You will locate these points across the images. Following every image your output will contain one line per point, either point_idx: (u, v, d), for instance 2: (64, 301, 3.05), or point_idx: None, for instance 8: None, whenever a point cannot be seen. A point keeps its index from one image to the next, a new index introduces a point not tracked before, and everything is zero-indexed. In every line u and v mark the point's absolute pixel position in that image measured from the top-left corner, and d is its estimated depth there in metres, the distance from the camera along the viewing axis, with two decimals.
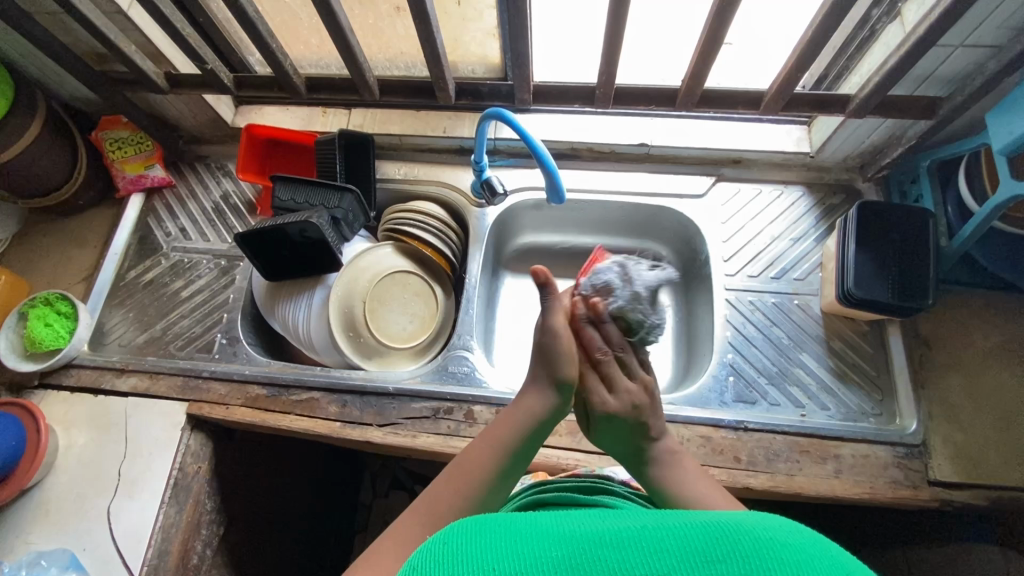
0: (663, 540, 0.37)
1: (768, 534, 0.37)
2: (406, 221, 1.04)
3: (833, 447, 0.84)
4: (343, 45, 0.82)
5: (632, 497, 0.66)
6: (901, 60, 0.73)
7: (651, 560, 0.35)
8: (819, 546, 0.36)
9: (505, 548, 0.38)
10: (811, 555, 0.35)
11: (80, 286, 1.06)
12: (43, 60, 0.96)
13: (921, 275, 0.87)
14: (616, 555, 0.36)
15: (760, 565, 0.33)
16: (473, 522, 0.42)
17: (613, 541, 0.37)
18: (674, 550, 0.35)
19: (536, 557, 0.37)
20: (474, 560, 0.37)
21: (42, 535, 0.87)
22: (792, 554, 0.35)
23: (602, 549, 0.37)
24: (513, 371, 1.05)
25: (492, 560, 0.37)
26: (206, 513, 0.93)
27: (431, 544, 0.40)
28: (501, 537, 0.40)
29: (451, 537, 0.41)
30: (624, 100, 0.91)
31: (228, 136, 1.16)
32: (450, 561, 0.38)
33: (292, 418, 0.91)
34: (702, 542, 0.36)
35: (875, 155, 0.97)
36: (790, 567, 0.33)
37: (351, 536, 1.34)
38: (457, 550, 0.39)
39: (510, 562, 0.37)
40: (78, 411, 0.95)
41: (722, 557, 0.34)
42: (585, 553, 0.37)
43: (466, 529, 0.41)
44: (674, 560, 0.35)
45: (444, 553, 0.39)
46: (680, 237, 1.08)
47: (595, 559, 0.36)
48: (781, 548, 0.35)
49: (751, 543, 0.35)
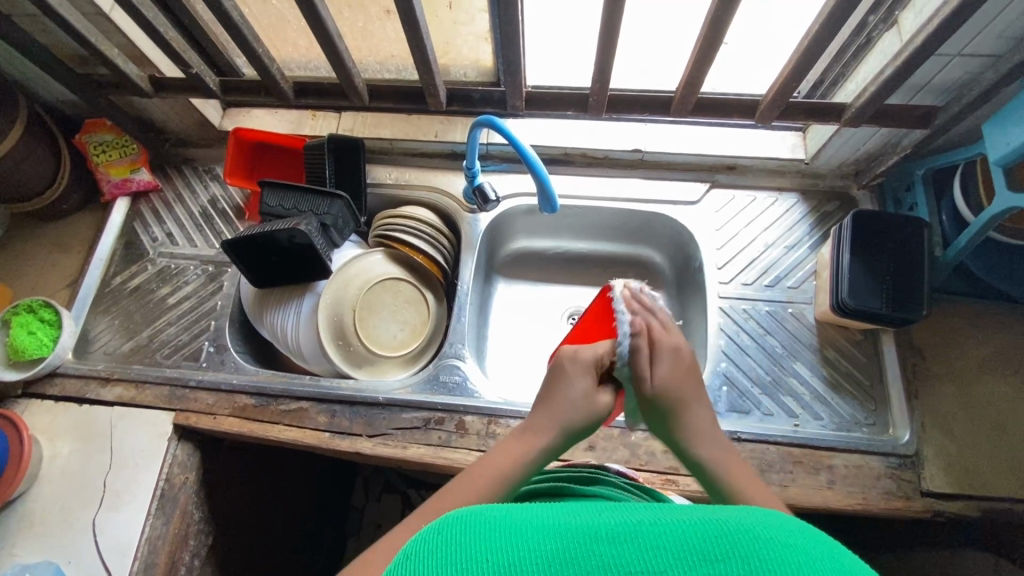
0: (659, 535, 0.33)
1: (771, 532, 0.34)
2: (396, 227, 1.02)
3: (826, 457, 0.84)
4: (331, 51, 0.81)
5: (627, 488, 0.63)
6: (899, 69, 0.72)
7: (647, 557, 0.32)
8: (823, 545, 0.34)
9: (498, 535, 0.35)
10: (815, 556, 0.32)
11: (63, 293, 1.04)
12: (24, 62, 0.94)
13: (913, 283, 0.87)
14: (613, 550, 0.33)
15: (764, 567, 0.31)
16: (465, 510, 0.38)
17: (609, 534, 0.34)
18: (672, 547, 0.32)
19: (529, 548, 0.34)
20: (466, 552, 0.34)
21: (26, 547, 0.85)
22: (797, 554, 0.32)
23: (597, 542, 0.34)
24: (505, 379, 1.05)
25: (485, 550, 0.34)
26: (193, 524, 0.92)
27: (422, 533, 0.37)
28: (495, 524, 0.36)
29: (441, 526, 0.37)
30: (618, 107, 0.90)
31: (216, 139, 1.14)
32: (440, 550, 0.34)
33: (281, 428, 0.90)
34: (700, 540, 0.33)
35: (869, 162, 0.97)
36: (795, 569, 0.31)
37: (343, 539, 1.34)
38: (448, 538, 0.35)
39: (503, 552, 0.33)
40: (63, 421, 0.93)
41: (722, 557, 0.31)
42: (582, 545, 0.33)
43: (459, 517, 0.38)
44: (671, 557, 0.32)
45: (436, 541, 0.35)
46: (674, 243, 1.07)
47: (590, 553, 0.33)
48: (785, 549, 0.32)
49: (754, 542, 0.33)
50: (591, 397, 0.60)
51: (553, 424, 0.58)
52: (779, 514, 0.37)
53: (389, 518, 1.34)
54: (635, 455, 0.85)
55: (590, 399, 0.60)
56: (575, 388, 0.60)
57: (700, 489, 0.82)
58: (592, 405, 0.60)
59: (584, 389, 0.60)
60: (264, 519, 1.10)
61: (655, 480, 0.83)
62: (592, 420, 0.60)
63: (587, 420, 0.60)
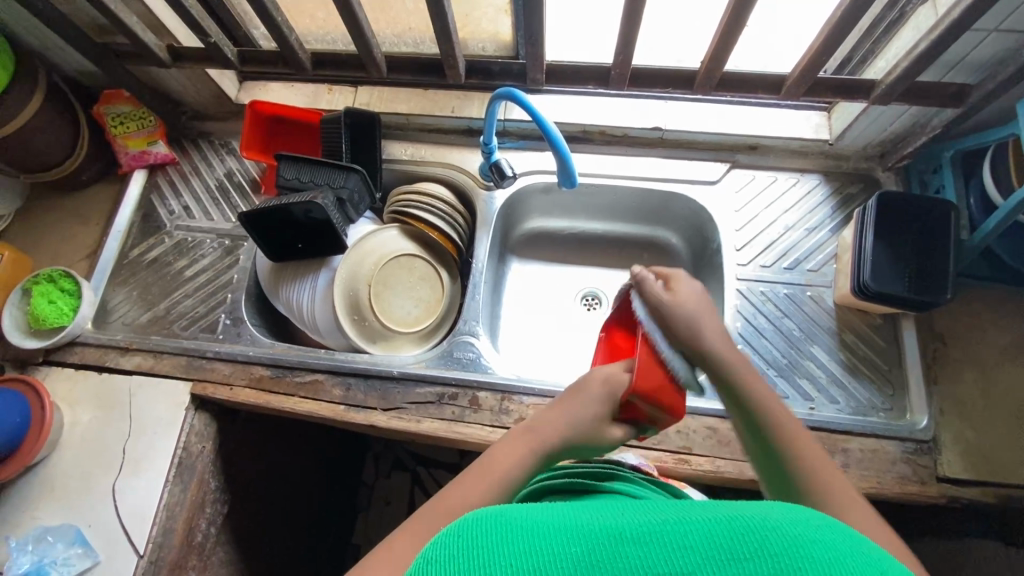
0: (686, 534, 0.33)
1: (797, 529, 0.33)
2: (413, 203, 1.02)
3: (842, 440, 0.83)
4: (351, 21, 0.80)
5: (642, 482, 0.63)
6: (935, 42, 0.70)
7: (675, 557, 0.32)
8: (848, 541, 0.33)
9: (520, 537, 0.35)
10: (844, 552, 0.32)
11: (83, 264, 1.05)
12: (43, 31, 0.94)
13: (937, 267, 0.85)
14: (639, 553, 0.33)
15: (794, 565, 0.31)
16: (484, 510, 0.38)
17: (635, 536, 0.34)
18: (699, 546, 0.32)
19: (554, 551, 0.33)
20: (489, 557, 0.33)
21: (47, 510, 0.87)
22: (826, 551, 0.32)
23: (622, 544, 0.33)
24: (519, 358, 1.05)
25: (508, 554, 0.33)
26: (209, 492, 0.94)
27: (442, 536, 0.37)
28: (516, 526, 0.36)
29: (461, 529, 0.36)
30: (639, 81, 0.88)
31: (232, 113, 1.14)
32: (462, 556, 0.34)
33: (296, 400, 0.91)
34: (727, 538, 0.32)
35: (896, 143, 0.94)
36: (824, 569, 0.31)
37: (353, 515, 1.36)
38: (471, 543, 0.35)
39: (527, 557, 0.33)
40: (83, 388, 0.95)
41: (750, 556, 0.31)
42: (608, 548, 0.33)
43: (479, 518, 0.37)
44: (699, 557, 0.32)
45: (459, 545, 0.35)
46: (691, 225, 1.06)
47: (618, 556, 0.33)
48: (814, 545, 0.32)
49: (782, 539, 0.32)
50: (602, 425, 0.64)
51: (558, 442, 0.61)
52: (805, 507, 0.37)
53: (398, 496, 1.35)
54: (648, 435, 0.85)
55: (602, 428, 0.63)
56: (595, 419, 0.63)
57: (713, 469, 0.83)
58: (603, 437, 0.64)
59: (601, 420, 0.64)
60: (275, 493, 1.12)
61: (669, 460, 0.83)
62: (596, 447, 0.65)
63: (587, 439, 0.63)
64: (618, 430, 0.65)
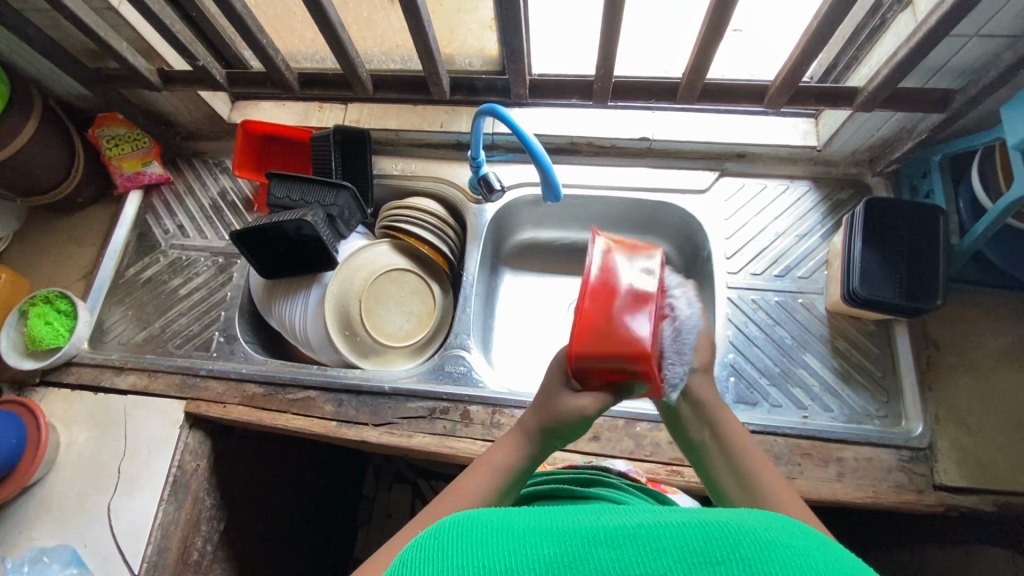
0: (659, 537, 0.32)
1: (774, 536, 0.32)
2: (403, 218, 1.02)
3: (837, 449, 0.82)
4: (334, 41, 0.81)
5: (628, 489, 0.63)
6: (914, 50, 0.70)
7: (647, 559, 0.31)
8: (827, 550, 0.32)
9: (494, 540, 0.34)
10: (822, 558, 0.31)
11: (79, 284, 1.07)
12: (38, 58, 0.96)
13: (927, 273, 0.84)
14: (611, 554, 0.32)
15: (766, 568, 0.30)
16: (463, 515, 0.38)
17: (607, 537, 0.33)
18: (671, 549, 0.31)
19: (526, 552, 0.33)
20: (461, 558, 0.33)
21: (44, 530, 0.88)
22: (802, 557, 0.31)
23: (594, 545, 0.33)
24: (513, 370, 1.05)
25: (479, 555, 0.33)
26: (205, 510, 0.94)
27: (419, 538, 0.36)
28: (491, 531, 0.35)
29: (438, 531, 0.36)
30: (622, 94, 0.88)
31: (225, 132, 1.15)
32: (435, 557, 0.33)
33: (288, 417, 0.92)
34: (700, 542, 0.32)
35: (885, 148, 0.94)
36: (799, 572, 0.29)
37: (355, 528, 1.36)
38: (446, 544, 0.34)
39: (498, 557, 0.33)
40: (79, 408, 0.95)
41: (722, 559, 0.30)
42: (581, 549, 0.32)
43: (458, 521, 0.37)
44: (670, 558, 0.31)
45: (434, 548, 0.34)
46: (681, 234, 1.06)
47: (588, 557, 0.32)
48: (790, 552, 0.31)
49: (756, 544, 0.31)
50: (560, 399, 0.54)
51: (536, 424, 0.56)
52: (782, 515, 0.36)
53: (399, 508, 1.35)
54: (639, 446, 0.85)
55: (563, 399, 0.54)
56: (551, 393, 0.55)
57: None
58: (564, 408, 0.53)
59: (556, 390, 0.55)
60: (272, 505, 1.12)
61: (661, 472, 0.82)
62: (565, 422, 0.54)
63: (560, 415, 0.54)
64: (582, 400, 0.53)
